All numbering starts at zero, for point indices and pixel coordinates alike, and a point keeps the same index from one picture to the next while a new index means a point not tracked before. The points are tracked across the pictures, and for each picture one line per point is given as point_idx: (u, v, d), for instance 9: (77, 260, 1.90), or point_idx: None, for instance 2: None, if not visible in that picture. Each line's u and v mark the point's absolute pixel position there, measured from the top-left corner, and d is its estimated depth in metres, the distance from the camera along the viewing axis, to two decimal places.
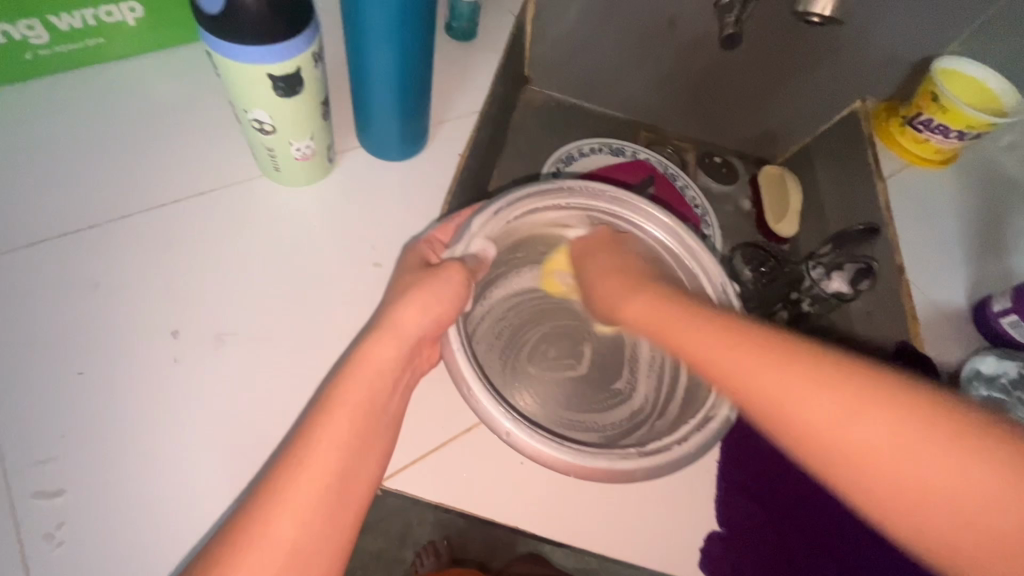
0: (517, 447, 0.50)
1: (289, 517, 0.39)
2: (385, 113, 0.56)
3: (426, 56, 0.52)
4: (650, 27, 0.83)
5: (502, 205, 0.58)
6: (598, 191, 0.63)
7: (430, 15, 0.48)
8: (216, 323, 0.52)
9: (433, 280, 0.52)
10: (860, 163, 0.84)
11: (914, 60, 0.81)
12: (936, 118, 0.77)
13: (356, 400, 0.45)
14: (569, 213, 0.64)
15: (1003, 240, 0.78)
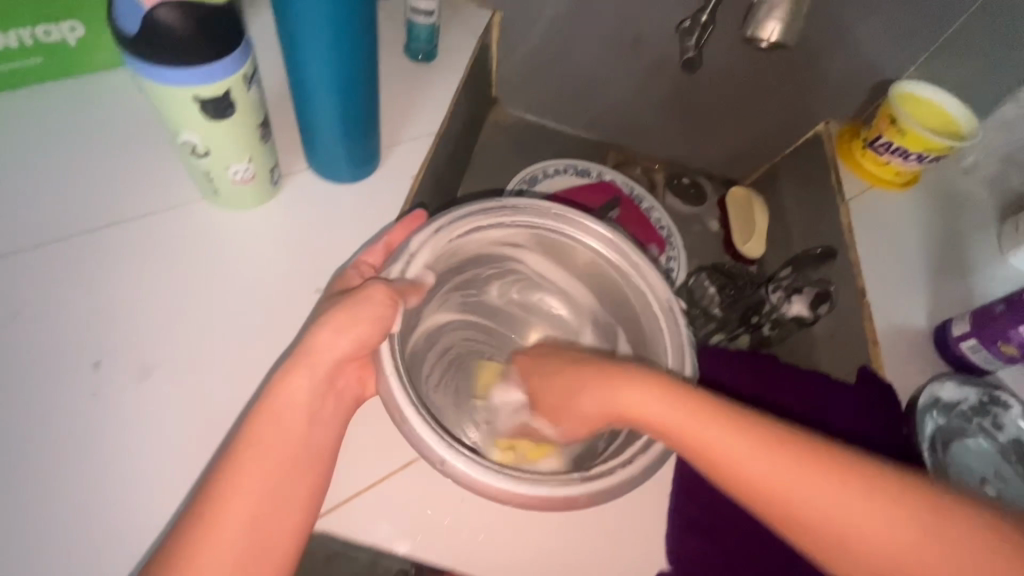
0: (456, 480, 0.47)
1: (212, 568, 0.41)
2: (331, 135, 0.55)
3: (370, 76, 0.51)
4: (614, 46, 0.84)
5: (442, 221, 0.56)
6: (541, 209, 0.61)
7: (370, 34, 0.47)
8: (161, 340, 0.51)
9: (354, 304, 0.49)
10: (824, 186, 0.84)
11: (873, 84, 0.82)
12: (895, 142, 0.77)
13: (272, 440, 0.45)
14: (513, 231, 0.62)
15: (962, 263, 0.79)
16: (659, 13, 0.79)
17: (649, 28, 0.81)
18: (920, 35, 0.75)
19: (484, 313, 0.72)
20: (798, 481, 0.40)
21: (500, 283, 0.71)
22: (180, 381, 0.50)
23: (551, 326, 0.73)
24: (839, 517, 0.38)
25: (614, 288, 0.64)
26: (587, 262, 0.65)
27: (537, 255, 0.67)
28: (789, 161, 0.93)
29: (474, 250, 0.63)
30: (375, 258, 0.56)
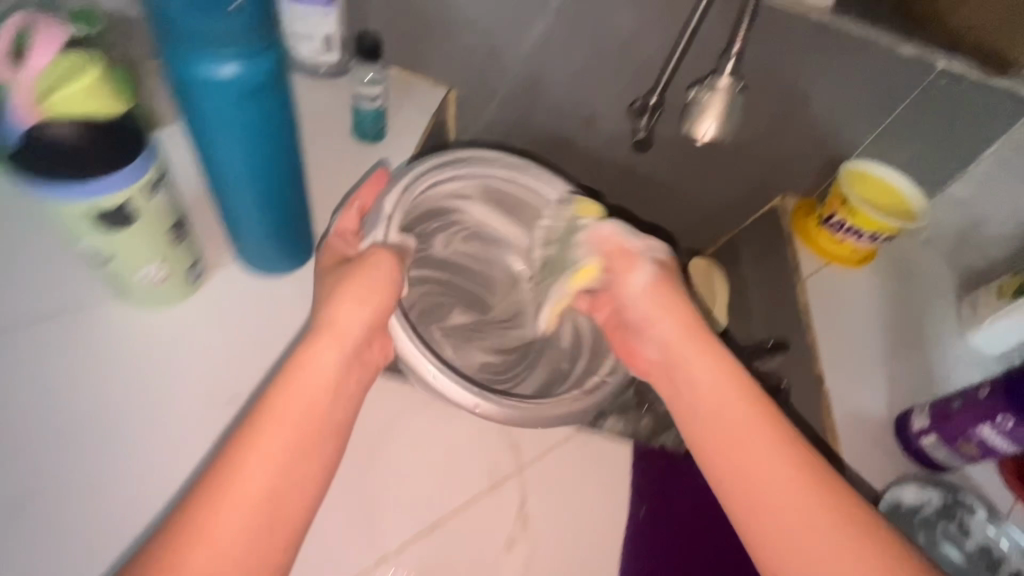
0: (490, 417, 0.59)
1: (237, 506, 0.43)
2: (255, 230, 0.52)
3: (292, 167, 0.49)
4: (568, 123, 0.85)
5: (408, 181, 0.65)
6: (488, 160, 0.72)
7: (286, 131, 0.46)
8: (137, 398, 0.54)
9: (361, 274, 0.55)
10: (779, 266, 0.86)
11: (824, 162, 0.83)
12: (848, 221, 0.77)
13: (300, 395, 0.49)
14: (462, 183, 0.72)
15: (921, 340, 0.78)
16: (610, 96, 0.79)
17: (602, 108, 0.82)
18: (867, 120, 0.76)
19: (439, 270, 0.78)
20: (766, 461, 0.52)
21: (447, 233, 0.77)
22: (157, 427, 0.53)
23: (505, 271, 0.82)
24: (780, 501, 0.50)
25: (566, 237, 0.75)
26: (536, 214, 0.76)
27: (483, 205, 0.76)
28: (748, 231, 0.96)
29: (426, 204, 0.71)
30: (352, 223, 0.61)
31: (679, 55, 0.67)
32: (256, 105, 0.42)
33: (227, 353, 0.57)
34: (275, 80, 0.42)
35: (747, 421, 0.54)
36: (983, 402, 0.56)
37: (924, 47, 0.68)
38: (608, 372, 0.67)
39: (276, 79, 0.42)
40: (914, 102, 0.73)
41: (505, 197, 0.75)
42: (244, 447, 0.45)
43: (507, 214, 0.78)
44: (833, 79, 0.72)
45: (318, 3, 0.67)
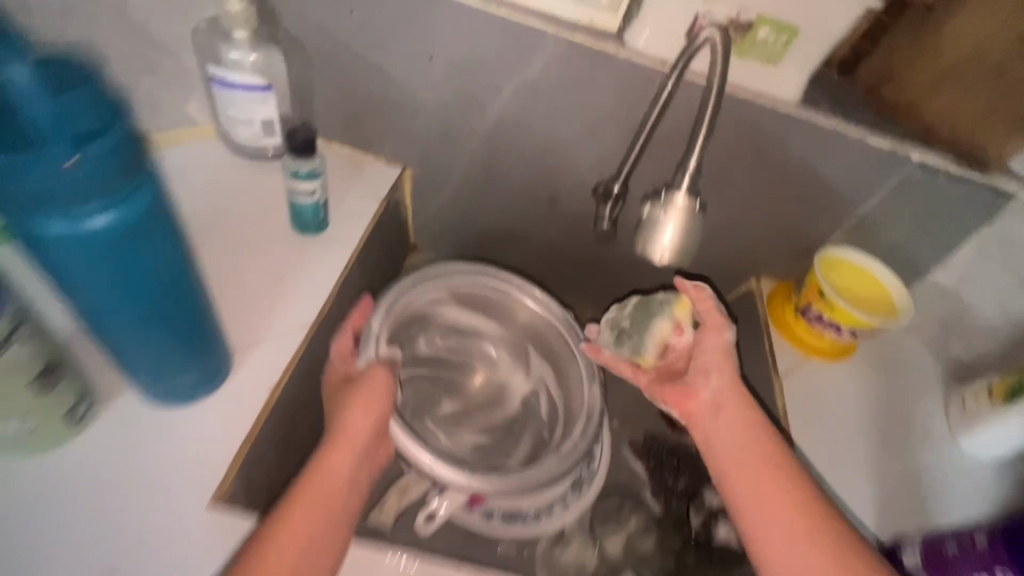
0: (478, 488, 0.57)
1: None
2: (149, 372, 0.47)
3: (187, 306, 0.44)
4: (530, 205, 0.80)
5: (385, 307, 0.65)
6: (450, 273, 0.70)
7: (171, 272, 0.41)
8: (102, 519, 0.48)
9: (371, 381, 0.58)
10: (757, 356, 0.79)
11: (800, 247, 0.78)
12: (826, 315, 0.73)
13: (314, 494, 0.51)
14: (439, 292, 0.71)
15: (910, 444, 0.72)
16: (571, 180, 0.75)
17: (564, 190, 0.77)
18: (841, 209, 0.72)
19: (420, 367, 0.75)
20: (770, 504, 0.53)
21: (429, 335, 0.75)
22: None
23: (485, 363, 0.78)
24: (779, 520, 0.52)
25: (540, 334, 0.74)
26: (509, 313, 0.75)
27: (459, 308, 0.74)
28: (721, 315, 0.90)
29: (408, 316, 0.69)
30: (346, 346, 0.63)
31: (640, 146, 0.64)
32: (136, 249, 0.37)
33: (105, 507, 0.49)
34: (158, 217, 0.37)
35: (750, 463, 0.56)
36: (983, 552, 0.55)
37: (896, 142, 0.64)
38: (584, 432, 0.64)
39: (158, 218, 0.37)
40: (892, 194, 0.68)
41: (472, 298, 0.74)
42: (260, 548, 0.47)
43: (479, 310, 0.75)
44: (804, 168, 0.68)
45: (255, 89, 0.63)
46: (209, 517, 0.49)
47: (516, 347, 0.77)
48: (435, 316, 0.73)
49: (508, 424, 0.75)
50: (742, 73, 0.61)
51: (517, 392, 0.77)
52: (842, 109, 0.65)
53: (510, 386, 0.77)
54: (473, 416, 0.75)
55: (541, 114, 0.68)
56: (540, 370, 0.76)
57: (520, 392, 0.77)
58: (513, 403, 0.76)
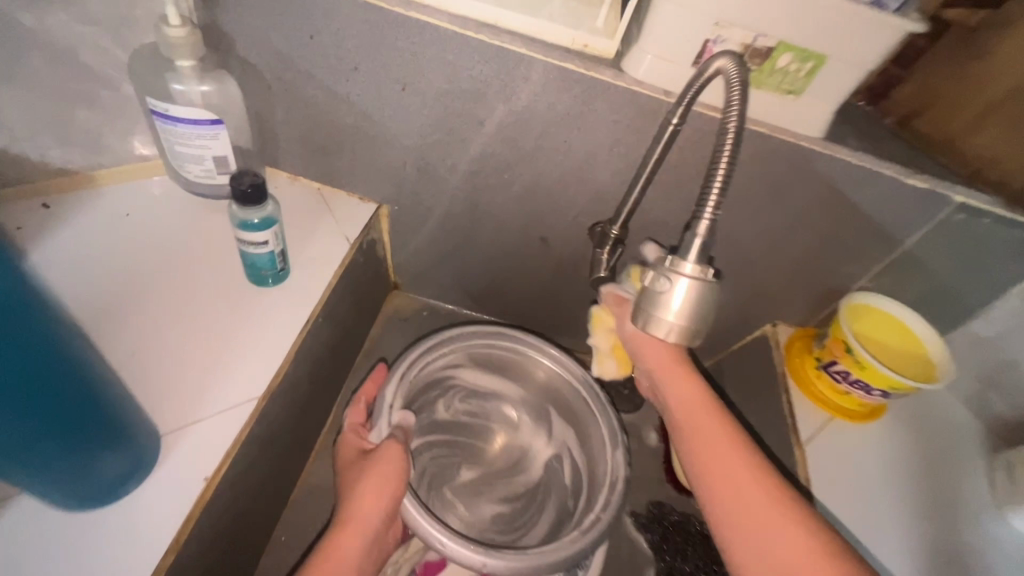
0: (472, 563, 0.51)
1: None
2: (39, 483, 0.38)
3: (73, 395, 0.37)
4: (520, 243, 0.72)
5: (403, 370, 0.59)
6: (469, 333, 0.62)
7: (46, 359, 0.33)
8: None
9: (383, 457, 0.53)
10: (777, 413, 0.70)
11: (822, 291, 0.70)
12: (854, 373, 0.64)
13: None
14: (454, 355, 0.62)
15: (958, 515, 0.62)
16: (564, 219, 0.67)
17: (557, 230, 0.69)
18: (871, 250, 0.64)
19: (436, 433, 0.66)
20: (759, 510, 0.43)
21: (447, 398, 0.66)
22: None
23: (507, 431, 0.68)
24: (708, 461, 0.47)
25: (564, 403, 0.65)
26: (528, 374, 0.66)
27: (476, 370, 0.66)
28: (733, 360, 0.81)
29: (422, 382, 0.61)
30: (360, 416, 0.60)
31: (642, 184, 0.56)
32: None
33: None
34: (19, 291, 0.30)
35: (730, 455, 0.46)
36: None
37: (935, 182, 0.56)
38: (603, 507, 0.56)
39: (15, 304, 0.30)
40: (928, 235, 0.60)
41: (490, 359, 0.65)
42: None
43: (497, 373, 0.67)
44: (827, 206, 0.60)
45: (204, 124, 0.56)
46: None
47: (537, 410, 0.67)
48: (452, 378, 0.65)
49: (530, 491, 0.65)
50: (757, 105, 0.53)
51: (537, 462, 0.67)
52: (872, 143, 0.57)
53: (530, 453, 0.67)
54: (491, 480, 0.65)
55: (528, 149, 0.61)
56: (563, 433, 0.66)
57: (541, 460, 0.67)
58: (531, 473, 0.66)
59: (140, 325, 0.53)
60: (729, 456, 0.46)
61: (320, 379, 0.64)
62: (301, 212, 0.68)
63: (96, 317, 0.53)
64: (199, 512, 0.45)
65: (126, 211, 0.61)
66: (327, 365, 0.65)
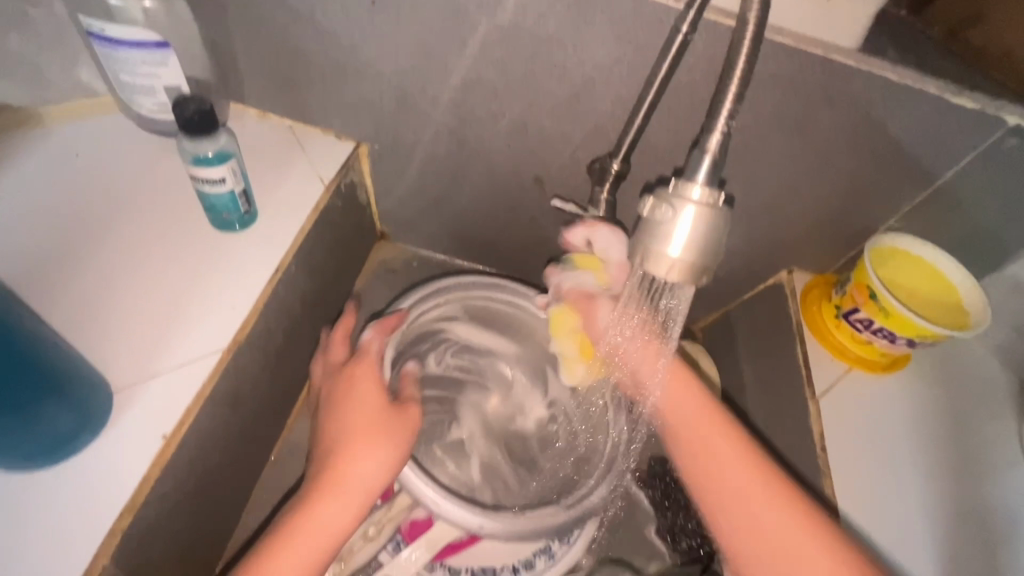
0: (469, 527, 0.49)
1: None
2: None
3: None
4: (513, 185, 0.66)
5: (400, 314, 0.56)
6: (467, 284, 0.59)
7: None
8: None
9: (396, 422, 0.50)
10: (790, 365, 0.65)
11: (845, 234, 0.64)
12: (877, 321, 0.59)
13: (299, 546, 0.43)
14: (449, 305, 0.59)
15: (981, 472, 0.58)
16: (560, 155, 0.61)
17: (553, 169, 0.62)
18: (903, 186, 0.57)
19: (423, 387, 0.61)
20: (745, 493, 0.47)
21: (438, 351, 0.61)
22: None
23: (501, 389, 0.63)
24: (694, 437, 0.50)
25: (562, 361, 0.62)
26: (524, 330, 0.62)
27: (471, 326, 0.61)
28: (745, 311, 0.76)
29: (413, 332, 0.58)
30: (383, 330, 0.55)
31: (646, 110, 0.49)
32: None
33: None
34: None
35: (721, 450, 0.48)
36: None
37: (986, 102, 0.49)
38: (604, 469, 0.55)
39: None
40: (971, 166, 0.53)
41: (486, 312, 0.61)
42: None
43: (492, 328, 0.62)
44: (857, 131, 0.53)
45: (147, 47, 0.49)
46: None
47: (533, 366, 0.63)
48: (445, 333, 0.61)
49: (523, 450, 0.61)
50: (782, 10, 0.45)
51: (530, 421, 0.62)
52: (915, 57, 0.49)
53: (525, 411, 0.63)
54: (477, 437, 0.60)
55: (517, 74, 0.54)
56: (560, 393, 0.62)
57: (537, 417, 0.62)
58: (526, 432, 0.62)
59: (94, 273, 0.49)
60: (735, 463, 0.48)
61: (299, 333, 0.60)
62: (273, 152, 0.62)
63: (49, 266, 0.48)
64: (159, 471, 0.41)
65: (76, 152, 0.55)
66: (306, 318, 0.61)
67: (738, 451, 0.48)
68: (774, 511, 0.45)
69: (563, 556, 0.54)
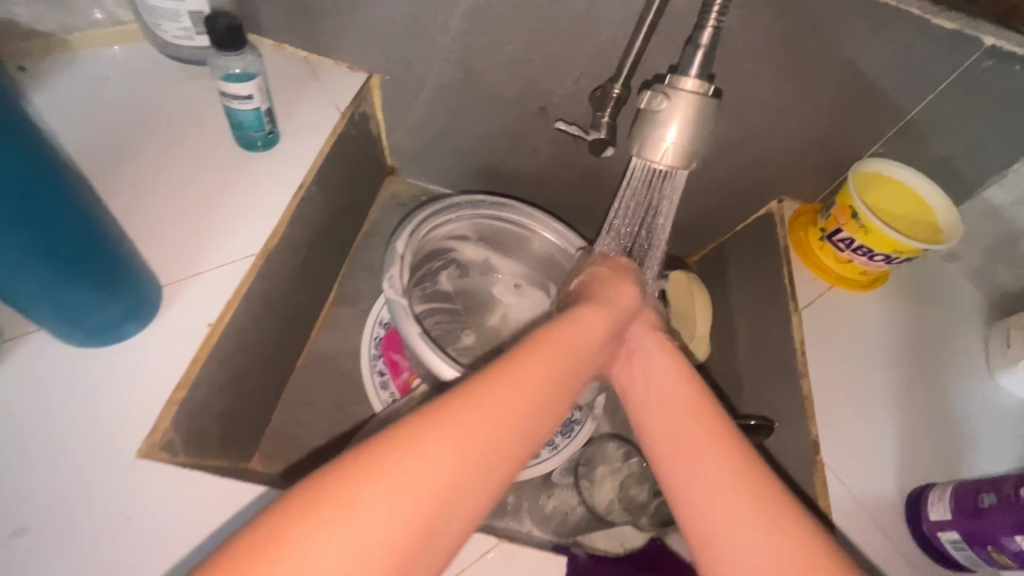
0: None
1: (433, 455, 0.31)
2: (56, 311, 0.39)
3: (76, 223, 0.37)
4: (519, 116, 0.69)
5: (414, 225, 0.58)
6: (478, 202, 0.62)
7: (42, 177, 0.33)
8: (29, 476, 0.39)
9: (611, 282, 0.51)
10: (777, 286, 0.70)
11: (832, 161, 0.67)
12: (858, 240, 0.63)
13: (556, 355, 0.39)
14: (460, 224, 0.62)
15: (945, 375, 0.64)
16: (563, 83, 0.63)
17: (556, 98, 0.65)
18: (888, 111, 0.60)
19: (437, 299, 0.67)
20: (678, 423, 0.41)
21: (449, 269, 0.66)
22: None
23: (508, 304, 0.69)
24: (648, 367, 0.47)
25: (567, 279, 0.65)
26: (531, 251, 0.66)
27: (480, 246, 0.66)
28: (738, 241, 0.80)
29: (427, 248, 0.61)
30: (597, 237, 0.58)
31: (648, 30, 0.51)
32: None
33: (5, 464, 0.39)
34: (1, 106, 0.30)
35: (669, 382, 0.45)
36: (980, 509, 0.47)
37: (966, 22, 0.51)
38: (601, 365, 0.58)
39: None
40: (950, 90, 0.56)
41: (495, 233, 0.65)
42: (486, 387, 0.35)
43: (501, 250, 0.66)
44: (845, 56, 0.56)
45: None
46: (140, 462, 0.41)
47: (538, 285, 0.67)
48: (455, 251, 0.65)
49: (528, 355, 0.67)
50: None
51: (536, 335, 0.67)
52: None
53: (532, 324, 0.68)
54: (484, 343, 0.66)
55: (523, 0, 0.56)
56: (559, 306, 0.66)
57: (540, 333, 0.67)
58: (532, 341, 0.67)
59: (137, 185, 0.52)
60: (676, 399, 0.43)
61: (319, 252, 0.64)
62: (289, 81, 0.65)
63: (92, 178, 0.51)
64: (206, 354, 0.46)
65: (106, 76, 0.58)
66: (325, 239, 0.65)
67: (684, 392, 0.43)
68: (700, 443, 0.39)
69: (564, 448, 0.60)
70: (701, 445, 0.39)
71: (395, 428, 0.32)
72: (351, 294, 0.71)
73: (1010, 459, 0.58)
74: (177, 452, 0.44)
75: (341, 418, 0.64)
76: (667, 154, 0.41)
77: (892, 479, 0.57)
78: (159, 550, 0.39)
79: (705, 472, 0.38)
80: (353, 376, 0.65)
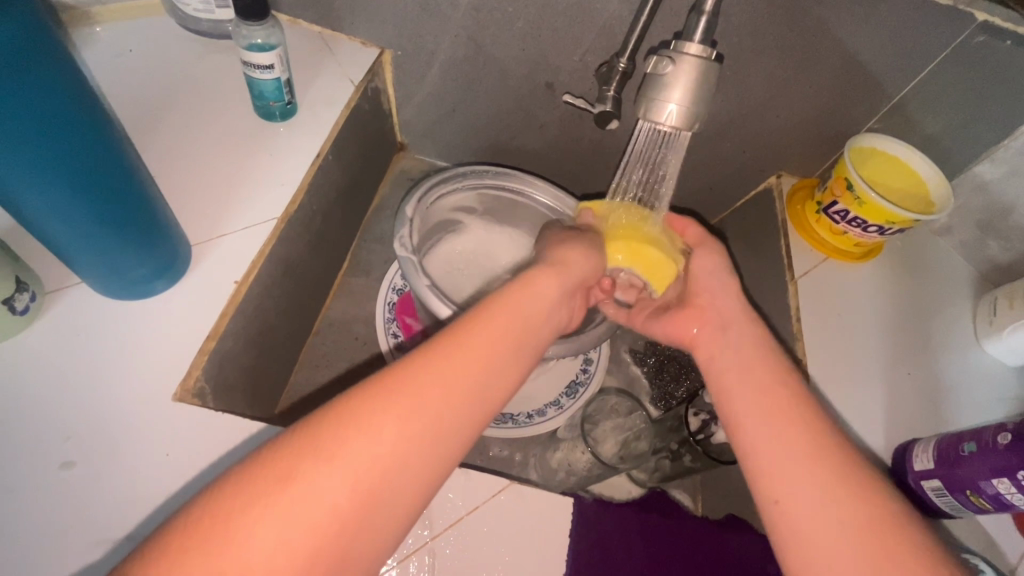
0: None
1: (373, 432, 0.33)
2: (95, 262, 0.42)
3: (121, 183, 0.39)
4: (527, 91, 0.71)
5: (422, 192, 0.60)
6: (482, 172, 0.64)
7: (95, 137, 0.36)
8: (76, 417, 0.42)
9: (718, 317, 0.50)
10: (773, 258, 0.73)
11: (829, 136, 0.70)
12: (852, 211, 0.66)
13: (503, 325, 0.40)
14: (465, 193, 0.65)
15: (931, 339, 0.67)
16: (571, 59, 0.65)
17: (563, 74, 0.68)
18: (884, 87, 0.62)
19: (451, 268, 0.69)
20: (779, 459, 0.41)
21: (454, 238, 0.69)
22: None
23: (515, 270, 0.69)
24: (748, 387, 0.45)
25: None
26: (533, 219, 0.68)
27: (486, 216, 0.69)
28: (736, 217, 0.84)
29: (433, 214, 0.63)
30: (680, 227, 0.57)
31: (653, 5, 0.52)
32: (59, 110, 0.33)
33: (54, 404, 0.42)
34: (64, 69, 0.32)
35: (773, 410, 0.43)
36: (961, 457, 0.50)
37: None
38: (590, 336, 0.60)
39: (65, 71, 0.33)
40: (942, 66, 0.58)
41: (496, 202, 0.67)
42: (431, 363, 0.36)
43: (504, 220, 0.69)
44: (843, 32, 0.58)
45: None
46: (176, 406, 0.44)
47: None
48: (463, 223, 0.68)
49: None
50: None
51: None
52: None
53: None
54: None
55: None
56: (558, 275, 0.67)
57: None
58: None
59: (166, 152, 0.55)
60: (777, 429, 0.42)
61: (334, 221, 0.66)
62: (305, 57, 0.67)
63: None
64: (234, 309, 0.49)
65: (129, 48, 0.60)
66: (339, 209, 0.67)
67: (785, 423, 0.42)
68: (803, 485, 0.39)
69: (569, 406, 0.66)
70: (806, 489, 0.39)
71: (328, 412, 0.34)
72: (363, 263, 0.74)
73: (989, 417, 0.62)
74: (207, 400, 0.47)
75: (355, 380, 0.66)
76: (672, 115, 0.43)
77: (880, 438, 0.60)
78: (194, 486, 0.42)
79: (807, 511, 0.39)
80: (367, 340, 0.68)
